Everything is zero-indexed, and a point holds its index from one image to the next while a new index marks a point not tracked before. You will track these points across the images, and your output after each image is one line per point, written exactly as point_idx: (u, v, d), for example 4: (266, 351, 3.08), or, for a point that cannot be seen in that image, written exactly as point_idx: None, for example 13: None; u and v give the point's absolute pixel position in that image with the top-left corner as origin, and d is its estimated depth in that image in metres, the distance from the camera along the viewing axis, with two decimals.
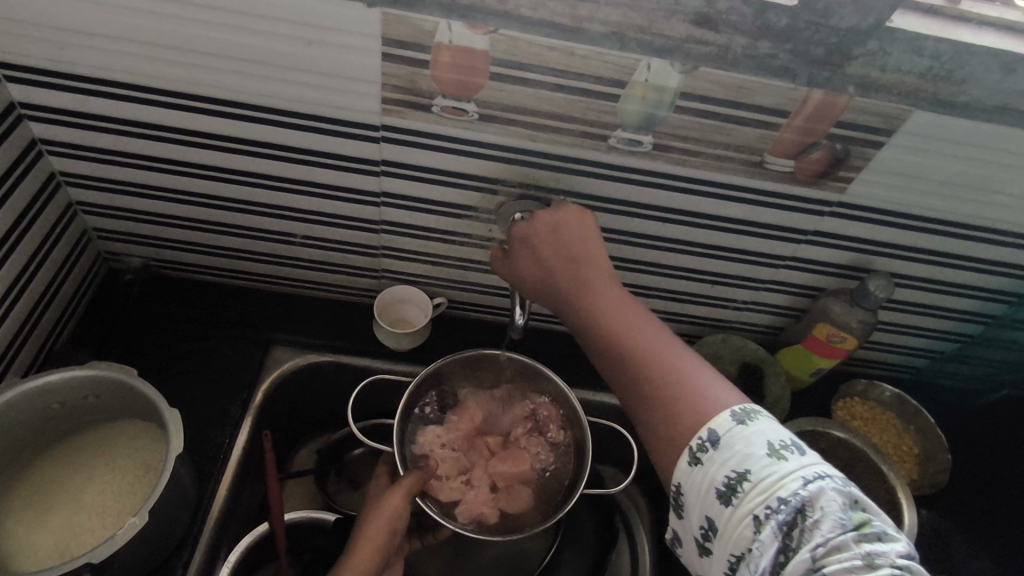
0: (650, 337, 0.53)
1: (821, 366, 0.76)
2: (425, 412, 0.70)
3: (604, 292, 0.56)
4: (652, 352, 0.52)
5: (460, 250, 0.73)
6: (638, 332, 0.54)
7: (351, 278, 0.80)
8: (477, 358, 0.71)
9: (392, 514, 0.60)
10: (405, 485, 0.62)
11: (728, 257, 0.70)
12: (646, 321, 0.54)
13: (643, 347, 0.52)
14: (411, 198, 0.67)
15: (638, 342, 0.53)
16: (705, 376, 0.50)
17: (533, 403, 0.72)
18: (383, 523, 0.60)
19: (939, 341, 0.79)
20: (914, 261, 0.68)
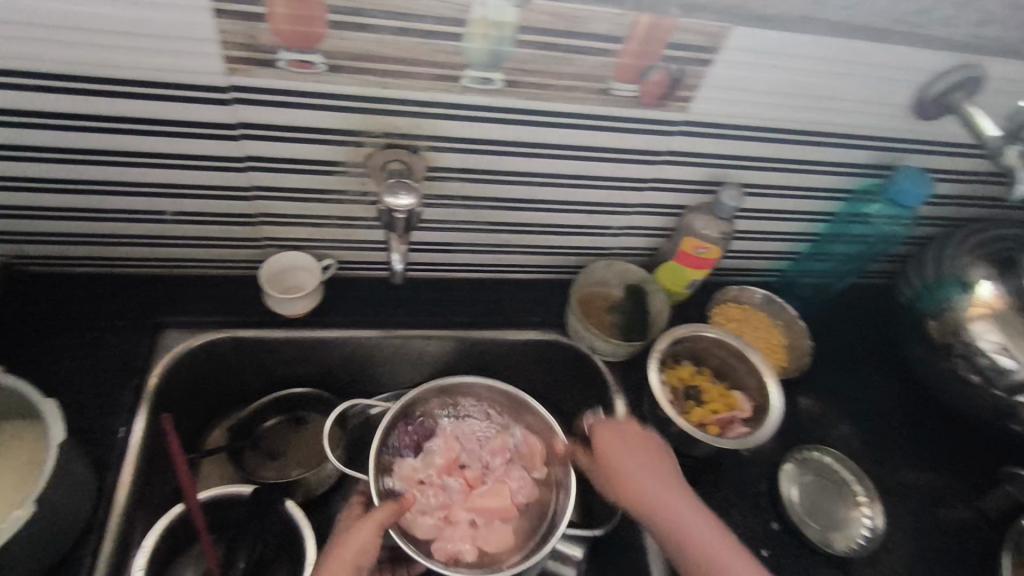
0: (656, 485, 0.65)
1: (694, 278, 0.82)
2: (399, 445, 0.78)
3: (670, 498, 0.64)
4: (657, 504, 0.64)
5: (340, 208, 0.73)
6: (642, 475, 0.66)
7: (235, 251, 0.78)
8: (450, 387, 0.82)
9: (358, 549, 0.62)
10: (376, 518, 0.66)
11: (597, 185, 0.74)
12: (637, 446, 0.68)
13: (654, 510, 0.63)
14: (279, 161, 0.66)
15: (646, 500, 0.64)
16: (703, 527, 0.62)
17: (511, 436, 0.82)
18: (351, 557, 0.62)
19: (795, 244, 0.87)
20: (761, 171, 0.75)
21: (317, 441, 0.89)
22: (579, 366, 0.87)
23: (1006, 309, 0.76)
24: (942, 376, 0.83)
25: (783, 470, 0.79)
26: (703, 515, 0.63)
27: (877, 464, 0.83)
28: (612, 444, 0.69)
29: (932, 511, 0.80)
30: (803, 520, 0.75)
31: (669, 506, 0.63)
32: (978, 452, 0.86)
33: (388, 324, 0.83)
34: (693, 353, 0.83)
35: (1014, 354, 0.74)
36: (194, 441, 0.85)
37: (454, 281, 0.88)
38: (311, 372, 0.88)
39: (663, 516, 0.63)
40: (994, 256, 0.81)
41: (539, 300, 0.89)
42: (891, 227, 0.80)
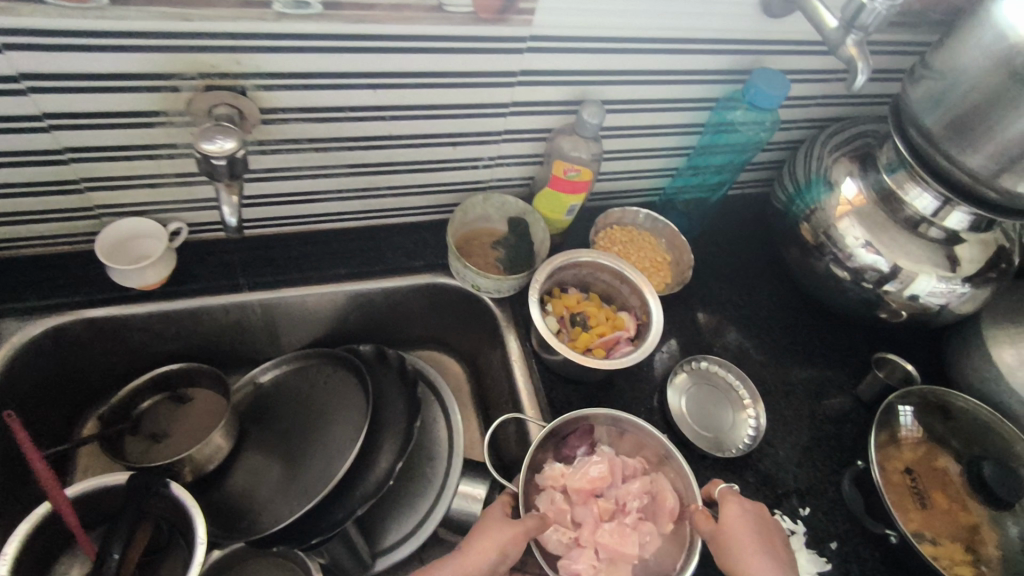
0: (745, 545, 0.63)
1: (572, 204, 0.81)
2: (564, 453, 0.73)
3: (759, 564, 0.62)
4: (739, 566, 0.62)
5: (175, 163, 0.66)
6: (745, 538, 0.64)
7: (66, 224, 0.70)
8: (623, 421, 0.74)
9: (511, 543, 0.62)
10: (531, 522, 0.64)
11: (454, 114, 0.70)
12: (752, 527, 0.65)
13: (740, 556, 0.63)
14: (85, 115, 0.59)
15: (733, 553, 0.63)
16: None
17: (656, 478, 0.72)
18: (502, 544, 0.62)
19: (671, 159, 0.88)
20: (623, 85, 0.73)
21: (205, 416, 0.83)
22: (471, 306, 0.87)
23: (867, 205, 0.78)
24: (816, 275, 0.85)
25: (671, 381, 0.81)
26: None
27: (763, 365, 0.87)
28: (737, 518, 0.65)
29: (816, 402, 0.85)
30: (692, 427, 0.78)
31: (754, 562, 0.62)
32: (854, 341, 0.91)
33: (258, 287, 0.78)
34: (580, 280, 0.83)
35: (878, 250, 0.77)
36: (64, 433, 0.78)
37: (328, 232, 0.84)
38: (188, 346, 0.82)
39: (745, 569, 0.62)
40: (855, 153, 0.82)
41: (421, 243, 0.86)
42: (759, 133, 0.81)
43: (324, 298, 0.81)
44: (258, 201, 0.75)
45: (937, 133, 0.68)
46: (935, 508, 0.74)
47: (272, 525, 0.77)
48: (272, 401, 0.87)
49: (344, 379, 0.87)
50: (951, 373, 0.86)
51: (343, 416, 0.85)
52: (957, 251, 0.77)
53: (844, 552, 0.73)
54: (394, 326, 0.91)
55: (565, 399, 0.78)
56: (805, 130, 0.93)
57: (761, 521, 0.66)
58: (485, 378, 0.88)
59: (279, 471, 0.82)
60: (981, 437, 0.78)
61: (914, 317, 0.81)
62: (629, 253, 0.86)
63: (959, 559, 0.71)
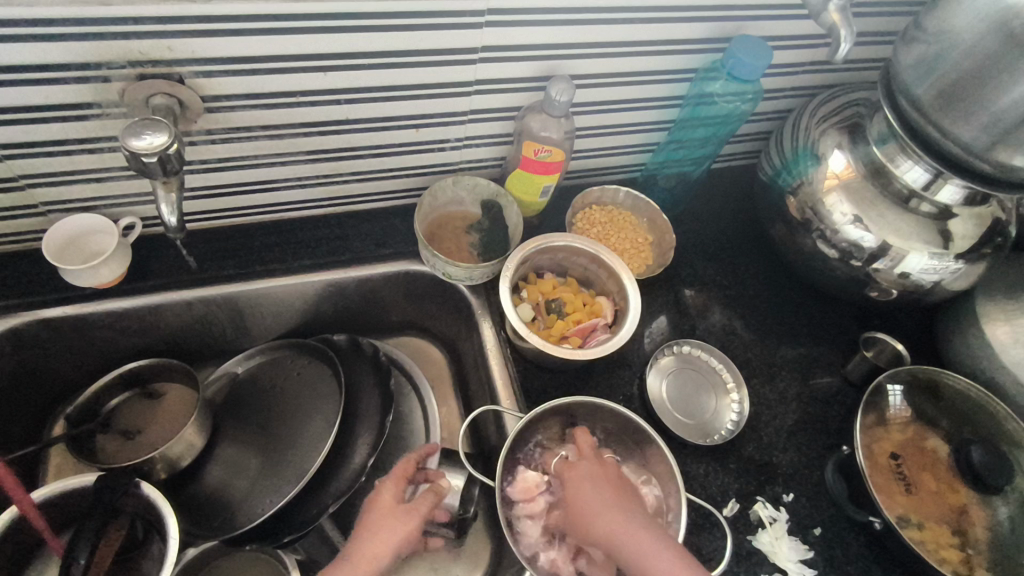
0: (597, 508, 0.61)
1: (545, 185, 0.77)
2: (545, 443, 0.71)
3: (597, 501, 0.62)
4: (601, 530, 0.60)
5: (119, 157, 0.63)
6: (586, 496, 0.63)
7: (13, 222, 0.68)
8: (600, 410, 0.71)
9: (400, 539, 0.65)
10: (421, 511, 0.68)
11: (413, 95, 0.66)
12: (593, 483, 0.64)
13: (589, 523, 0.61)
14: (10, 109, 0.55)
15: (584, 516, 0.62)
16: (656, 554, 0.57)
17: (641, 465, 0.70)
18: (392, 543, 0.65)
19: (652, 134, 0.85)
20: (592, 59, 0.68)
21: (177, 410, 0.80)
22: (445, 292, 0.84)
23: (855, 179, 0.74)
24: (802, 253, 0.81)
25: (653, 364, 0.78)
26: (648, 533, 0.59)
27: (748, 347, 0.84)
28: (574, 484, 0.64)
29: (802, 383, 0.82)
30: (672, 414, 0.76)
31: (609, 522, 0.60)
32: (843, 319, 0.88)
33: (220, 280, 0.76)
34: (557, 264, 0.81)
35: (866, 226, 0.73)
36: (34, 433, 0.77)
37: (294, 220, 0.81)
38: (154, 342, 0.79)
39: (605, 535, 0.60)
40: (845, 123, 0.78)
41: (390, 229, 0.83)
42: (739, 105, 0.76)
43: (292, 290, 0.79)
44: (215, 193, 0.72)
45: (927, 101, 0.64)
46: (921, 491, 0.72)
47: (251, 520, 0.73)
48: (247, 393, 0.84)
49: (318, 370, 0.84)
50: (943, 351, 0.83)
51: (319, 406, 0.81)
52: (950, 226, 0.73)
53: (827, 538, 0.71)
54: (368, 314, 0.89)
55: (541, 388, 0.76)
56: (793, 99, 0.88)
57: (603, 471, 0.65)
58: (468, 364, 0.86)
59: (257, 465, 0.78)
60: (971, 417, 0.75)
61: (904, 294, 0.77)
62: (607, 235, 0.83)
63: (946, 543, 0.69)
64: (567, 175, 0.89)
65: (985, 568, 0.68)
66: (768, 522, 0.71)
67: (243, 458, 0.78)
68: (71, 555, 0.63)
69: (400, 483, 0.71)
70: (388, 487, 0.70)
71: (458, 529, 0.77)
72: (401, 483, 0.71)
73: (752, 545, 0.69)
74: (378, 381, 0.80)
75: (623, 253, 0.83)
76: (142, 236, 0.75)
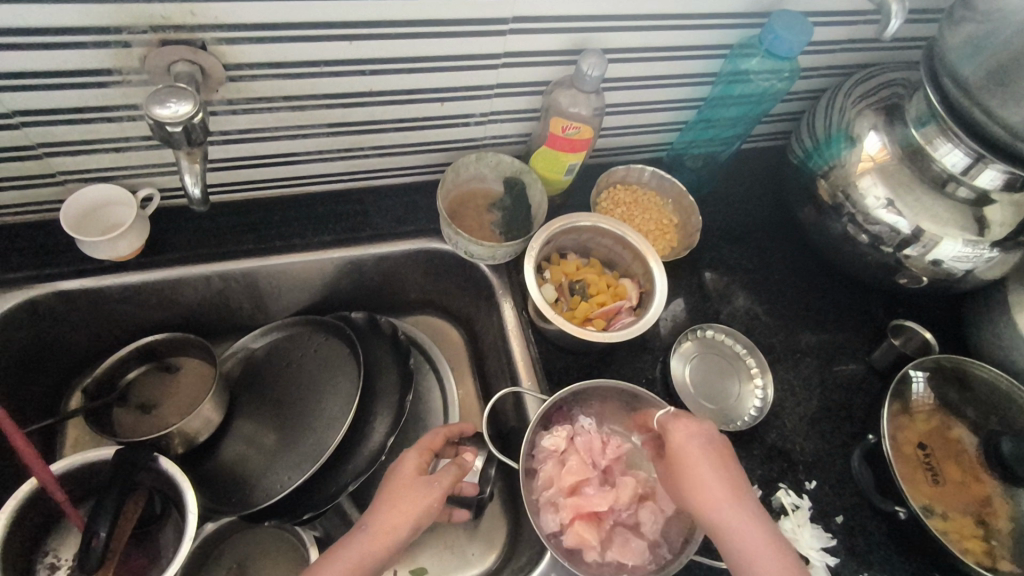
0: (708, 480, 0.57)
1: (571, 163, 0.75)
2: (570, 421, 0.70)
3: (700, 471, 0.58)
4: (706, 501, 0.57)
5: (138, 126, 0.62)
6: (694, 460, 0.59)
7: (29, 192, 0.66)
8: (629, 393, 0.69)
9: (421, 509, 0.60)
10: (445, 482, 0.63)
11: (440, 67, 0.64)
12: (705, 451, 0.59)
13: (695, 492, 0.57)
14: (29, 75, 0.53)
15: (693, 484, 0.58)
16: (765, 546, 0.54)
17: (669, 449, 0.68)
18: (413, 514, 0.59)
19: (681, 112, 0.83)
20: (625, 32, 0.66)
21: (194, 385, 0.79)
22: (465, 271, 0.83)
23: (891, 162, 0.72)
24: (831, 237, 0.79)
25: (675, 349, 0.77)
26: (757, 519, 0.56)
27: (772, 332, 0.83)
28: (690, 446, 0.59)
29: (826, 370, 0.81)
30: (694, 398, 0.75)
31: (717, 497, 0.56)
32: (869, 305, 0.87)
33: (239, 255, 0.74)
34: (580, 245, 0.79)
35: (899, 211, 0.71)
36: (51, 406, 0.76)
37: (313, 195, 0.79)
38: (171, 316, 0.79)
39: (710, 510, 0.56)
40: (882, 103, 0.75)
41: (411, 206, 0.82)
42: (774, 83, 0.75)
43: (311, 266, 0.78)
44: (235, 165, 0.70)
45: (974, 82, 0.61)
46: (946, 481, 0.71)
47: (270, 496, 0.72)
48: (263, 369, 0.83)
49: (335, 347, 0.83)
50: (971, 339, 0.81)
51: (336, 383, 0.80)
52: (986, 213, 0.70)
53: (850, 526, 0.71)
54: (386, 292, 0.88)
55: (563, 370, 0.75)
56: (827, 78, 0.86)
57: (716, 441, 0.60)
58: (487, 344, 0.85)
59: (274, 440, 0.77)
60: (999, 408, 0.74)
61: (935, 282, 0.76)
62: (631, 216, 0.82)
63: (970, 533, 0.68)
64: (593, 153, 0.87)
65: (1009, 560, 0.67)
66: (790, 508, 0.70)
67: (259, 433, 0.77)
68: (93, 528, 0.61)
69: (423, 456, 0.66)
70: (411, 456, 0.65)
71: (476, 509, 0.76)
72: (425, 456, 0.66)
73: None
74: (396, 359, 0.79)
75: (649, 234, 0.81)
76: (159, 208, 0.74)
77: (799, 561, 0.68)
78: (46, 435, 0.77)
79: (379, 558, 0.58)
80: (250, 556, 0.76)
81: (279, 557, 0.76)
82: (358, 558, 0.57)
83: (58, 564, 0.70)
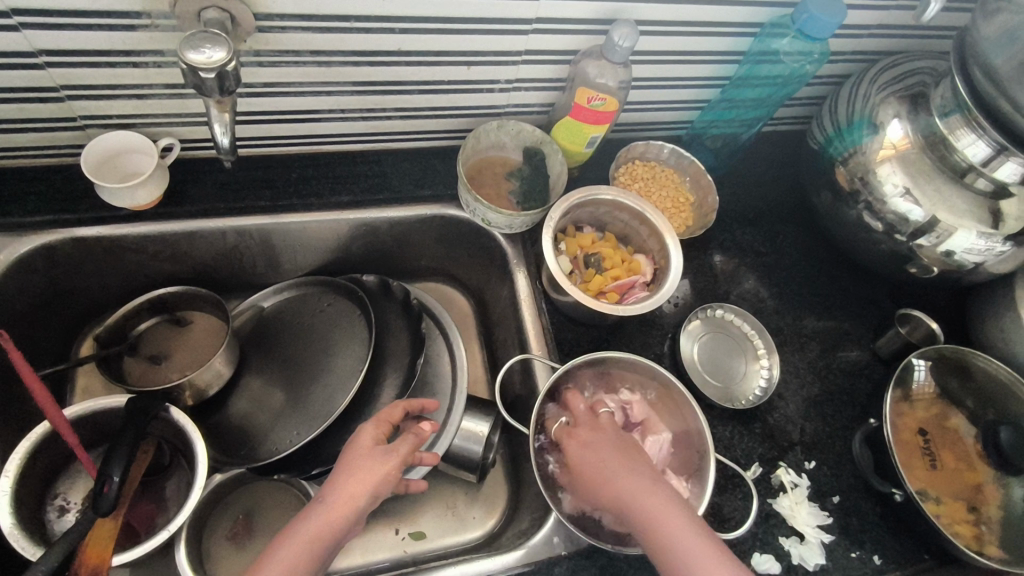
0: (623, 477, 0.59)
1: (591, 135, 0.74)
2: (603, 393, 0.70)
3: (619, 477, 0.59)
4: (636, 499, 0.57)
5: (163, 73, 0.61)
6: (599, 462, 0.61)
7: (48, 135, 0.66)
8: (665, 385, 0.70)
9: (379, 479, 0.59)
10: (401, 451, 0.62)
11: (469, 29, 0.64)
12: (610, 455, 0.61)
13: (623, 493, 0.58)
14: (58, 14, 0.53)
15: (612, 488, 0.59)
16: (696, 538, 0.54)
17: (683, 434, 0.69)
18: (371, 483, 0.58)
19: (704, 90, 0.83)
20: (655, 4, 0.66)
21: (206, 339, 0.79)
22: (479, 240, 0.83)
23: (911, 150, 0.72)
24: (846, 223, 0.80)
25: (684, 327, 0.78)
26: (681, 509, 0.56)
27: (779, 315, 0.84)
28: (584, 454, 0.62)
29: (831, 355, 0.82)
30: (701, 375, 0.76)
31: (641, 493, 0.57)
32: (876, 294, 0.88)
33: (256, 211, 0.74)
34: (597, 218, 0.80)
35: (916, 200, 0.71)
36: (62, 351, 0.77)
37: (332, 156, 0.79)
38: (185, 268, 0.79)
39: (641, 503, 0.57)
40: (906, 92, 0.75)
41: (429, 170, 0.81)
42: (805, 65, 0.75)
43: (327, 225, 0.77)
44: (257, 119, 0.70)
45: (1006, 73, 0.60)
46: (942, 467, 0.72)
47: (278, 451, 0.73)
48: (274, 326, 0.83)
49: (344, 309, 0.83)
50: (974, 332, 0.82)
51: (346, 345, 0.80)
52: (1002, 206, 0.71)
53: (845, 506, 0.73)
54: (399, 257, 0.88)
55: (574, 341, 0.76)
56: (853, 64, 0.86)
57: (619, 443, 0.64)
58: (497, 313, 0.86)
59: (282, 398, 0.77)
60: (997, 398, 0.75)
61: (945, 273, 0.76)
62: (649, 192, 0.82)
63: (961, 519, 0.69)
64: (613, 128, 0.87)
65: (998, 546, 0.68)
66: (789, 486, 0.72)
67: (266, 390, 0.78)
68: (106, 473, 0.60)
69: (381, 427, 0.65)
70: (370, 429, 0.63)
71: (481, 474, 0.78)
72: (383, 427, 0.65)
73: (772, 508, 0.71)
74: (406, 324, 0.80)
75: (665, 210, 0.82)
76: (178, 159, 0.74)
77: (794, 537, 0.69)
78: (57, 381, 0.77)
79: (339, 529, 0.57)
80: (257, 508, 0.77)
81: (285, 511, 0.77)
82: (318, 529, 0.56)
83: (67, 507, 0.70)
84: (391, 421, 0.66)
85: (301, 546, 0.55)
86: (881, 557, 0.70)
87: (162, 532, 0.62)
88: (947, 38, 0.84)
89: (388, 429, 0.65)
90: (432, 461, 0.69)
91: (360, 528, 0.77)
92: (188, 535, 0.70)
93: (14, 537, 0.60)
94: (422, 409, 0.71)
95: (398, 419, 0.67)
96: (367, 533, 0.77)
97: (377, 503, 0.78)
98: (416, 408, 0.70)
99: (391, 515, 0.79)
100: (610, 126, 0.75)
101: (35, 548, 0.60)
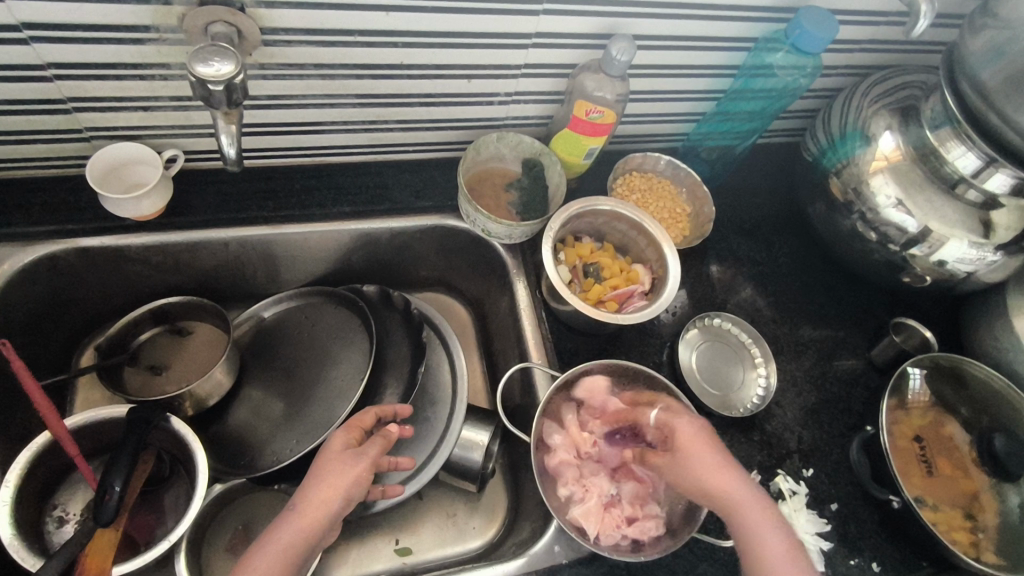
0: (715, 470, 0.57)
1: (589, 147, 0.76)
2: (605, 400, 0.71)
3: (710, 474, 0.57)
4: (728, 500, 0.56)
5: (169, 86, 0.62)
6: (697, 453, 0.58)
7: (54, 146, 0.67)
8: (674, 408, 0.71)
9: (349, 481, 0.59)
10: (371, 453, 0.63)
11: (470, 43, 0.65)
12: (709, 450, 0.58)
13: (711, 487, 0.56)
14: (67, 28, 0.54)
15: (701, 478, 0.57)
16: (769, 529, 0.54)
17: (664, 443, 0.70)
18: (341, 485, 0.59)
19: (700, 103, 0.85)
20: (652, 18, 0.68)
21: (206, 349, 0.79)
22: (478, 250, 0.84)
23: (904, 161, 0.73)
24: (841, 233, 0.81)
25: (682, 337, 0.79)
26: (772, 515, 0.55)
27: (776, 324, 0.85)
28: (687, 438, 0.59)
29: (827, 363, 0.83)
30: (700, 383, 0.77)
31: (725, 489, 0.56)
32: (870, 303, 0.89)
33: (258, 221, 0.75)
34: (595, 229, 0.81)
35: (908, 210, 0.72)
36: (63, 360, 0.77)
37: (334, 167, 0.80)
38: (187, 279, 0.79)
39: (729, 502, 0.56)
40: (898, 105, 0.77)
41: (430, 181, 0.83)
42: (799, 79, 0.77)
43: (329, 236, 0.78)
44: (261, 131, 0.71)
45: (992, 87, 0.62)
46: (937, 475, 0.73)
47: (276, 462, 0.73)
48: (274, 336, 0.83)
49: (344, 319, 0.83)
50: (966, 340, 0.84)
51: (345, 355, 0.81)
52: (993, 216, 0.72)
53: (843, 513, 0.73)
54: (400, 267, 0.89)
55: (573, 350, 0.77)
56: (844, 78, 0.88)
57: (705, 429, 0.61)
58: (497, 324, 0.87)
59: (282, 408, 0.77)
60: (991, 406, 0.75)
61: (938, 282, 0.77)
62: (646, 203, 0.83)
63: (957, 525, 0.70)
64: (611, 140, 0.89)
65: (994, 553, 0.68)
66: (788, 494, 0.72)
67: (267, 400, 0.78)
68: (107, 483, 0.59)
69: (352, 431, 0.65)
70: (340, 433, 0.64)
71: (481, 483, 0.78)
72: (355, 432, 0.66)
73: None
74: (406, 334, 0.80)
75: (662, 221, 0.83)
76: (181, 170, 0.74)
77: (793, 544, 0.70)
78: (57, 390, 0.77)
79: (313, 536, 0.57)
80: (256, 518, 0.77)
81: None
82: (290, 538, 0.56)
83: (66, 517, 0.70)
84: (363, 427, 0.66)
85: (275, 554, 0.55)
86: (879, 564, 0.71)
87: (162, 542, 0.62)
88: (935, 53, 0.86)
89: (360, 435, 0.66)
90: (408, 465, 0.66)
91: (360, 538, 0.77)
92: (187, 545, 0.70)
93: (14, 548, 0.60)
94: (396, 414, 0.71)
95: (370, 424, 0.68)
96: (366, 543, 0.77)
97: (377, 513, 0.79)
98: (390, 412, 0.70)
99: (390, 525, 0.79)
100: (608, 139, 0.76)
101: (34, 559, 0.60)
